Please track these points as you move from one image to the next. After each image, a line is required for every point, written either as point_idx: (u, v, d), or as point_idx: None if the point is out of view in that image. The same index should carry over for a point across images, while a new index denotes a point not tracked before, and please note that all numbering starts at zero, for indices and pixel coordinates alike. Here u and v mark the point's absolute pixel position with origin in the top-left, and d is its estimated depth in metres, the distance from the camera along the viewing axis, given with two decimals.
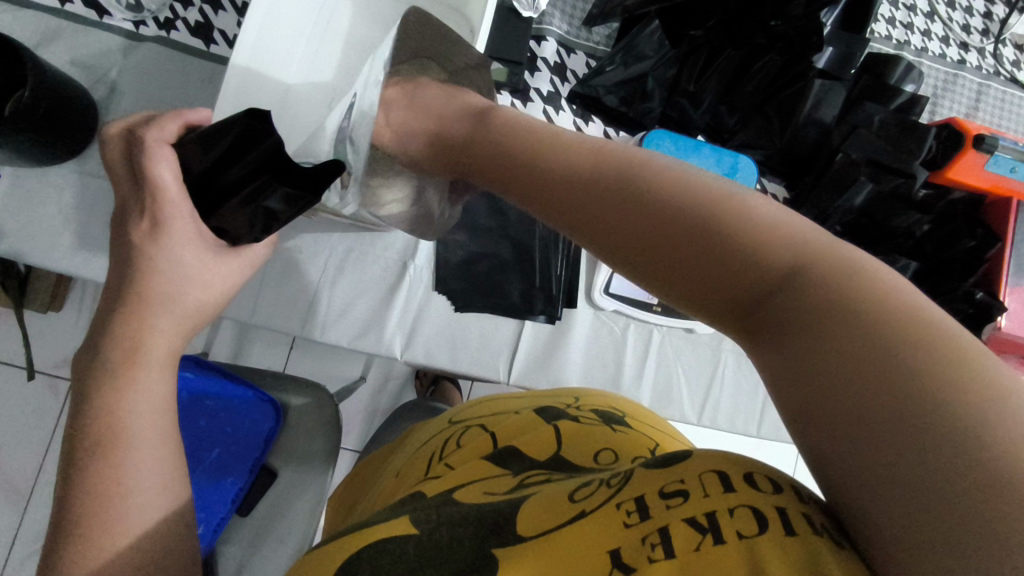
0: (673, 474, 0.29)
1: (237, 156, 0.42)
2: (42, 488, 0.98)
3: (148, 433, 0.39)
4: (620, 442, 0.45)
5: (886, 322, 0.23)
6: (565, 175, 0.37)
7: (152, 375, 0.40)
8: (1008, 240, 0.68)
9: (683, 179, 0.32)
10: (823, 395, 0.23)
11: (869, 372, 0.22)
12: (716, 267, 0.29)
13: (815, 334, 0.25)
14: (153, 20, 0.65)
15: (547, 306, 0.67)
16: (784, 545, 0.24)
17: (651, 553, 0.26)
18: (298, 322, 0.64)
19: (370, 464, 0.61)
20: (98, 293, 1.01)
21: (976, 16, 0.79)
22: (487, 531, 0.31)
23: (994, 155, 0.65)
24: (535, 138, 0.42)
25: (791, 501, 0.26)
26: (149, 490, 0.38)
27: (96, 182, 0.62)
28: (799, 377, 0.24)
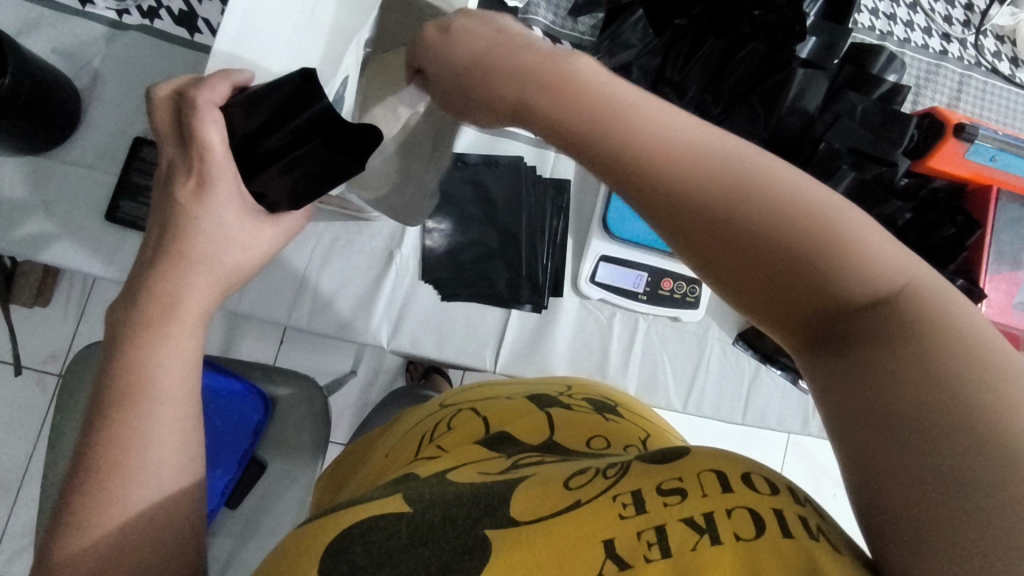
0: (672, 471, 0.30)
1: (283, 120, 0.39)
2: (29, 484, 0.97)
3: (173, 389, 0.38)
4: (609, 431, 0.46)
5: (936, 339, 0.24)
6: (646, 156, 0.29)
7: (187, 333, 0.39)
8: (989, 227, 0.69)
9: (788, 185, 0.28)
10: (864, 398, 0.25)
11: (908, 390, 0.23)
12: (797, 281, 0.27)
13: (881, 351, 0.25)
14: (137, 9, 0.65)
15: (533, 295, 0.68)
16: (781, 547, 0.25)
17: (648, 553, 0.27)
18: (286, 310, 0.64)
19: (354, 449, 0.61)
20: (86, 287, 1.01)
21: (958, 8, 0.79)
22: (481, 511, 0.31)
23: (974, 144, 0.66)
24: (592, 84, 0.31)
25: (786, 501, 0.28)
26: (166, 447, 0.37)
27: (80, 171, 0.62)
28: (869, 398, 0.24)
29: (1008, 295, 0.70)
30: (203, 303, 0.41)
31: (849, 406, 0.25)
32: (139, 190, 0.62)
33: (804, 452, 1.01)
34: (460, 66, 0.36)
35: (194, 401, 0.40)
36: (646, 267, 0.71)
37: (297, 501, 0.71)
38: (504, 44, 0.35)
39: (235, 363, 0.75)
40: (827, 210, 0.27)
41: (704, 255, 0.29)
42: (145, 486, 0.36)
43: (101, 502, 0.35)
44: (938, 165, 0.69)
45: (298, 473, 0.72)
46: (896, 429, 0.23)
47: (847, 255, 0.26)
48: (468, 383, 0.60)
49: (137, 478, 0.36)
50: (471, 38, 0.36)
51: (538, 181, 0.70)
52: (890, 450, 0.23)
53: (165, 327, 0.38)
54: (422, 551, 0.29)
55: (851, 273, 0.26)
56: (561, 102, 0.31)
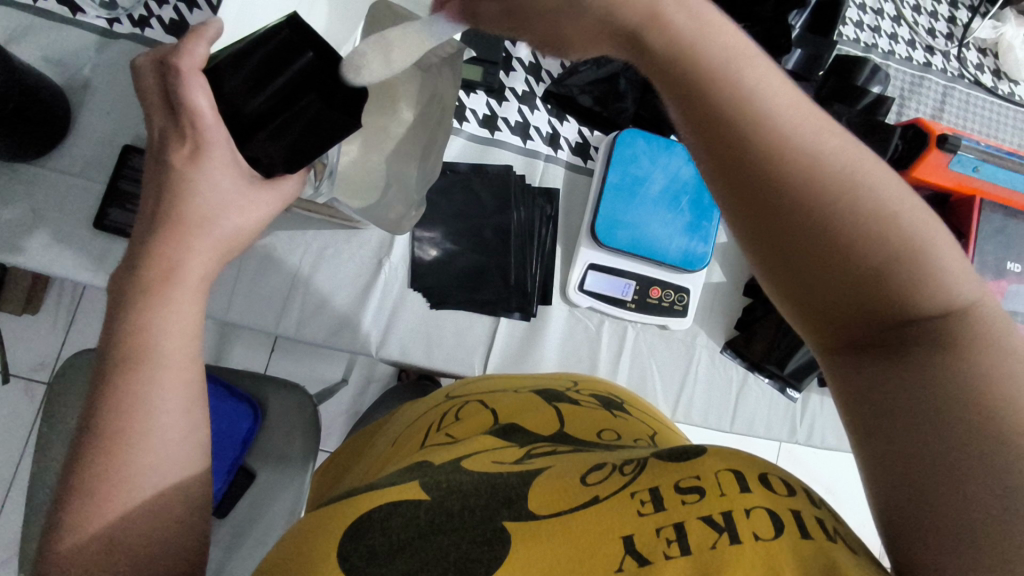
0: (688, 470, 0.31)
1: (273, 75, 0.39)
2: (16, 494, 0.96)
3: (176, 354, 0.37)
4: (617, 425, 0.47)
5: (979, 369, 0.26)
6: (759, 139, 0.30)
7: (186, 297, 0.38)
8: (972, 237, 0.70)
9: (884, 209, 0.29)
10: (897, 404, 0.27)
11: (939, 398, 0.26)
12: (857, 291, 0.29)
13: (928, 360, 0.27)
14: (128, 18, 0.65)
15: (523, 303, 0.69)
16: (799, 547, 0.26)
17: (667, 549, 0.28)
18: (274, 318, 0.64)
19: (353, 442, 0.61)
20: (74, 295, 1.00)
21: (941, 21, 0.81)
22: (499, 503, 0.32)
23: (957, 155, 0.68)
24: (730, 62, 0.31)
25: (803, 503, 0.29)
26: (172, 411, 0.35)
27: (69, 179, 0.62)
28: (899, 405, 0.27)
29: (993, 303, 0.71)
30: (203, 268, 0.39)
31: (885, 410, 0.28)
32: (129, 198, 0.62)
33: (795, 460, 1.02)
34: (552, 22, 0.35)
35: (196, 367, 0.38)
36: (635, 275, 0.71)
37: (286, 512, 0.70)
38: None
39: (221, 368, 0.75)
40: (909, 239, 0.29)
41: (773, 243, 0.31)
42: (147, 454, 0.34)
43: (101, 472, 0.33)
44: (923, 174, 0.70)
45: (287, 482, 0.71)
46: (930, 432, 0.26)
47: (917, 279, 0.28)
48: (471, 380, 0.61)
49: (141, 445, 0.34)
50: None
51: (527, 190, 0.70)
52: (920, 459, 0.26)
53: (160, 291, 0.37)
54: (440, 538, 0.30)
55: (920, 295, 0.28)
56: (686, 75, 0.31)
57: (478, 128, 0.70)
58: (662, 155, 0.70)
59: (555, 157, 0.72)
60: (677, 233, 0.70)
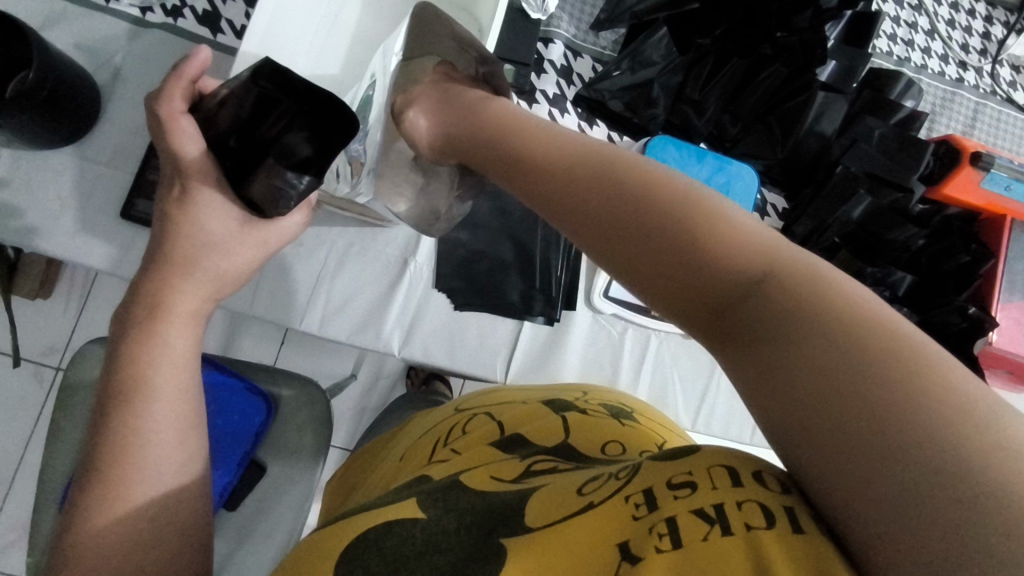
0: (683, 466, 0.28)
1: (271, 109, 0.41)
2: (23, 478, 0.96)
3: (170, 385, 0.38)
4: (626, 436, 0.46)
5: (912, 403, 0.20)
6: (692, 250, 0.28)
7: (176, 329, 0.39)
8: (1002, 256, 0.69)
9: (836, 294, 0.24)
10: (821, 447, 0.21)
11: (896, 454, 0.19)
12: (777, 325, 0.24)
13: (834, 396, 0.21)
14: (160, 7, 0.64)
15: (546, 308, 0.67)
16: (792, 544, 0.23)
17: (658, 544, 0.26)
18: (297, 314, 0.64)
19: (371, 449, 0.61)
20: (88, 281, 1.00)
21: (975, 36, 0.80)
22: (496, 522, 0.31)
23: (990, 172, 0.67)
24: (703, 197, 0.30)
25: (796, 501, 0.25)
26: (167, 439, 0.37)
27: (95, 167, 0.62)
28: (808, 411, 0.22)
29: (1018, 326, 0.70)
30: (195, 304, 0.41)
31: (796, 450, 0.22)
32: (154, 189, 0.61)
33: None
34: (528, 172, 0.39)
35: (193, 398, 0.39)
36: None
37: (297, 506, 0.70)
38: (632, 162, 0.34)
39: (237, 363, 0.75)
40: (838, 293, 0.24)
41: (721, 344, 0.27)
42: (144, 484, 0.35)
43: (102, 500, 0.34)
44: (954, 192, 0.70)
45: (298, 479, 0.71)
46: (891, 484, 0.19)
47: (856, 329, 0.22)
48: (472, 393, 0.60)
49: (139, 475, 0.35)
50: (593, 147, 0.38)
51: None
52: (848, 475, 0.20)
53: (166, 324, 0.39)
54: (435, 556, 0.30)
55: (877, 357, 0.21)
56: (622, 195, 0.32)
57: None
58: (692, 163, 0.68)
59: None
60: None
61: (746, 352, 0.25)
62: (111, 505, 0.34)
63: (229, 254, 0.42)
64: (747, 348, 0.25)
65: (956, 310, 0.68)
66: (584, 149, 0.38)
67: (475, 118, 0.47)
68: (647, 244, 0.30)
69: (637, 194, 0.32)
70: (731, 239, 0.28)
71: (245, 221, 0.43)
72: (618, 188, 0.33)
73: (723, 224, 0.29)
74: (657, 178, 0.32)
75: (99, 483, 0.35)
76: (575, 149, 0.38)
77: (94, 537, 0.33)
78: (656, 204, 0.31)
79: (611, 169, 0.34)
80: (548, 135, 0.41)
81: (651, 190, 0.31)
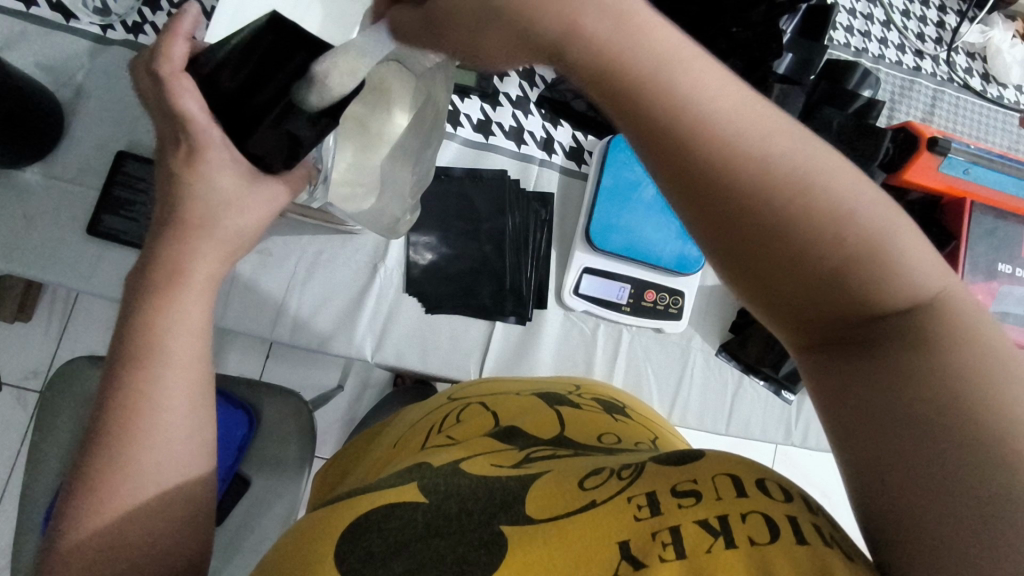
0: (687, 474, 0.31)
1: (267, 75, 0.37)
2: (7, 505, 0.95)
3: (183, 354, 0.38)
4: (617, 429, 0.47)
5: (1006, 461, 0.23)
6: (845, 297, 0.27)
7: (193, 297, 0.38)
8: (963, 239, 0.71)
9: (985, 361, 0.25)
10: (877, 443, 0.26)
11: (960, 496, 0.24)
12: (921, 380, 0.25)
13: (932, 445, 0.25)
14: (121, 24, 0.65)
15: (517, 306, 0.69)
16: (794, 552, 0.26)
17: (663, 553, 0.28)
18: (267, 325, 0.64)
19: (351, 447, 0.60)
20: (67, 302, 1.00)
21: (930, 25, 0.82)
22: (496, 506, 0.32)
23: (948, 157, 0.68)
24: (877, 236, 0.27)
25: (800, 510, 0.29)
26: (178, 411, 0.37)
27: (62, 184, 0.62)
28: (902, 460, 0.25)
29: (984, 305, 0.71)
30: (214, 267, 0.39)
31: (876, 473, 0.26)
32: (123, 205, 0.62)
33: (791, 463, 1.02)
34: (649, 125, 0.27)
35: (204, 367, 0.39)
36: (629, 278, 0.71)
37: (281, 518, 0.71)
38: (807, 163, 0.27)
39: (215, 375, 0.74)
40: (981, 345, 0.26)
41: (828, 360, 0.29)
42: (153, 453, 0.36)
43: (114, 475, 0.35)
44: (913, 177, 0.70)
45: (281, 488, 0.71)
46: (938, 506, 0.24)
47: (988, 395, 0.24)
48: (467, 382, 0.60)
49: (150, 442, 0.35)
50: (750, 98, 0.27)
51: (521, 195, 0.71)
52: (904, 496, 0.25)
53: (184, 292, 0.38)
54: (436, 541, 0.31)
55: (985, 421, 0.24)
56: (780, 225, 0.27)
57: (473, 133, 0.70)
58: None
59: (549, 162, 0.73)
60: (672, 238, 0.71)
61: (865, 384, 0.27)
62: (123, 480, 0.35)
63: (244, 210, 0.40)
64: (874, 389, 0.27)
65: None
66: (743, 99, 0.27)
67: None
68: (795, 279, 0.28)
69: (802, 228, 0.27)
70: (890, 289, 0.27)
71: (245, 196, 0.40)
72: (776, 214, 0.27)
73: (887, 261, 0.27)
74: (833, 203, 0.27)
75: (103, 449, 0.35)
76: (731, 102, 0.27)
77: (93, 527, 0.34)
78: (826, 238, 0.27)
79: (778, 175, 0.27)
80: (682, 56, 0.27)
81: (823, 219, 0.27)
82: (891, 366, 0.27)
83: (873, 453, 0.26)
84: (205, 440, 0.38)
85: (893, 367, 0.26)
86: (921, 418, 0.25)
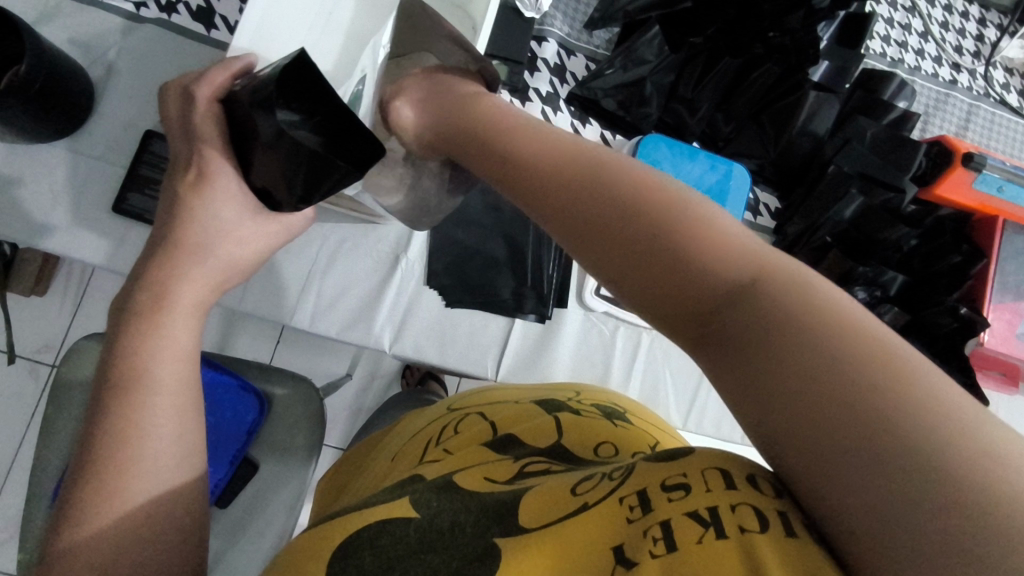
0: (676, 468, 0.29)
1: (298, 167, 0.38)
2: (17, 475, 0.96)
3: (170, 380, 0.36)
4: (619, 437, 0.46)
5: (911, 439, 0.19)
6: (686, 270, 0.28)
7: (178, 323, 0.37)
8: (993, 257, 0.69)
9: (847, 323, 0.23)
10: (791, 446, 0.22)
11: (862, 446, 0.20)
12: (806, 379, 0.22)
13: (808, 395, 0.21)
14: (154, 2, 0.65)
15: (537, 306, 0.67)
16: (783, 545, 0.23)
17: (653, 548, 0.26)
18: (289, 311, 0.64)
19: (352, 458, 0.60)
20: (85, 277, 1.01)
21: (969, 38, 0.80)
22: (489, 520, 0.31)
23: (982, 173, 0.67)
24: (700, 224, 0.29)
25: (780, 501, 0.26)
26: (167, 438, 0.35)
27: (89, 161, 0.62)
28: (805, 450, 0.21)
29: (1011, 325, 0.70)
30: (199, 295, 0.39)
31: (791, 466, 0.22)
32: (148, 184, 0.62)
33: None
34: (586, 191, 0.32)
35: (193, 391, 0.37)
36: None
37: (289, 504, 0.70)
38: (727, 233, 0.28)
39: (231, 360, 0.74)
40: (889, 358, 0.21)
41: (702, 350, 0.27)
42: (141, 470, 0.34)
43: (100, 494, 0.32)
44: (946, 191, 0.69)
45: (291, 476, 0.71)
46: (851, 467, 0.20)
47: (895, 380, 0.20)
48: (466, 392, 0.59)
49: (137, 469, 0.33)
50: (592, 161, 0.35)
51: None
52: (807, 468, 0.21)
53: (167, 317, 0.37)
54: (429, 556, 0.30)
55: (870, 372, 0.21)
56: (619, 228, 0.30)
57: None
58: (685, 161, 0.69)
59: None
60: None
61: (733, 352, 0.25)
62: (110, 507, 0.32)
63: (240, 240, 0.41)
64: (737, 359, 0.25)
65: (948, 310, 0.68)
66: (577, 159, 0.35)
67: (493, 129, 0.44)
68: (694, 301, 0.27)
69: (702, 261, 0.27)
70: (794, 301, 0.24)
71: (256, 214, 0.42)
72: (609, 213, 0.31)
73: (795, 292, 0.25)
74: (667, 205, 0.30)
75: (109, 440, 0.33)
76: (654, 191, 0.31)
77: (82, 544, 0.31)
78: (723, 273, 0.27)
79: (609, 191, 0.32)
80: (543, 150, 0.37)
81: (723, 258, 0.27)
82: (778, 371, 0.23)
83: (758, 420, 0.23)
84: (194, 462, 0.36)
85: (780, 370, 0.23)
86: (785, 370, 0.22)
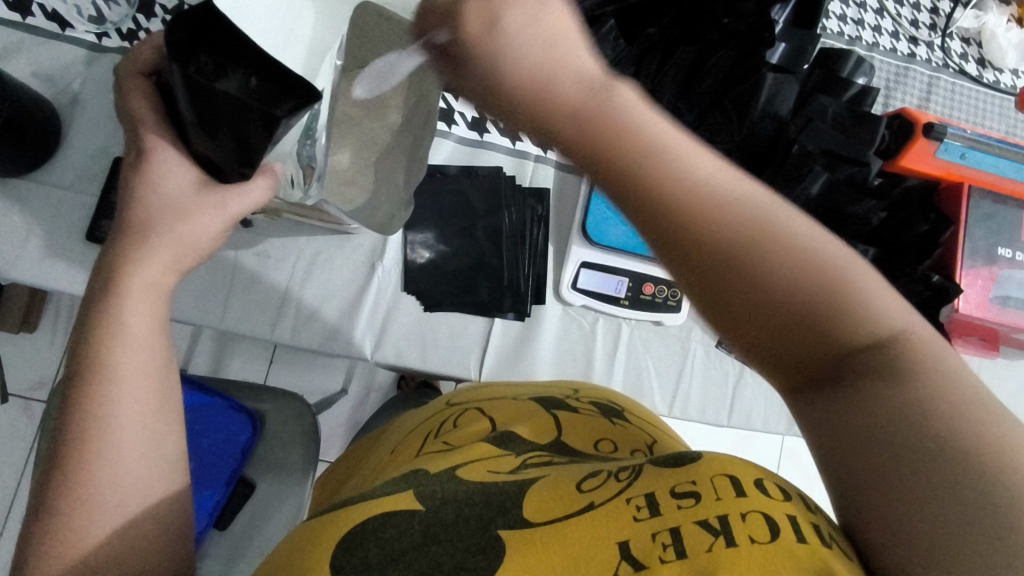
0: (684, 475, 0.30)
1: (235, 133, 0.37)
2: (17, 514, 0.96)
3: (129, 364, 0.36)
4: (616, 434, 0.47)
5: (986, 491, 0.23)
6: (823, 338, 0.27)
7: (135, 306, 0.37)
8: (961, 223, 0.70)
9: (989, 416, 0.25)
10: (874, 472, 0.25)
11: (944, 486, 0.24)
12: (921, 442, 0.24)
13: (914, 447, 0.24)
14: (116, 32, 0.66)
15: (516, 303, 0.69)
16: (795, 550, 0.26)
17: (662, 554, 0.28)
18: (269, 325, 0.64)
19: (356, 449, 0.60)
20: (72, 312, 1.01)
21: (924, 12, 0.81)
22: (493, 512, 0.32)
23: (943, 143, 0.67)
24: (859, 288, 0.27)
25: (799, 509, 0.28)
26: (128, 423, 0.35)
27: (60, 192, 0.63)
28: (880, 480, 0.25)
29: (984, 291, 0.71)
30: (160, 275, 0.38)
31: (855, 477, 0.26)
32: (120, 210, 0.62)
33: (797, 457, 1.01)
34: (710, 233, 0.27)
35: (160, 375, 0.37)
36: (628, 272, 0.71)
37: (288, 518, 0.70)
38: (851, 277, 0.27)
39: (217, 380, 0.74)
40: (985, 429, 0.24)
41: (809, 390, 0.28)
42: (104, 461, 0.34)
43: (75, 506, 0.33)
44: (909, 163, 0.70)
45: (287, 492, 0.71)
46: (924, 519, 0.24)
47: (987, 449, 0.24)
48: (467, 387, 0.60)
49: (101, 457, 0.34)
50: (727, 167, 0.28)
51: (517, 191, 0.71)
52: (878, 490, 0.25)
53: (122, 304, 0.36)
54: (434, 548, 0.31)
55: (988, 458, 0.24)
56: (762, 274, 0.27)
57: (467, 130, 0.71)
58: None
59: (545, 157, 0.73)
60: None
61: (845, 420, 0.27)
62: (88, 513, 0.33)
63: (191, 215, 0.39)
64: (861, 435, 0.26)
65: (919, 279, 0.70)
66: (712, 179, 0.27)
67: (570, 106, 0.27)
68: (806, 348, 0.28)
69: (836, 320, 0.27)
70: (920, 385, 0.26)
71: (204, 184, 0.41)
72: (754, 258, 0.27)
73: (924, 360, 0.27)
74: (822, 269, 0.27)
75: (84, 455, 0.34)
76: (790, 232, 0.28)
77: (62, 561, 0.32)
78: (846, 335, 0.27)
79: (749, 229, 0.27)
80: (651, 122, 0.27)
81: (858, 320, 0.27)
82: (903, 436, 0.25)
83: (854, 448, 0.26)
84: (165, 449, 0.36)
85: (904, 435, 0.25)
86: (912, 446, 0.25)
